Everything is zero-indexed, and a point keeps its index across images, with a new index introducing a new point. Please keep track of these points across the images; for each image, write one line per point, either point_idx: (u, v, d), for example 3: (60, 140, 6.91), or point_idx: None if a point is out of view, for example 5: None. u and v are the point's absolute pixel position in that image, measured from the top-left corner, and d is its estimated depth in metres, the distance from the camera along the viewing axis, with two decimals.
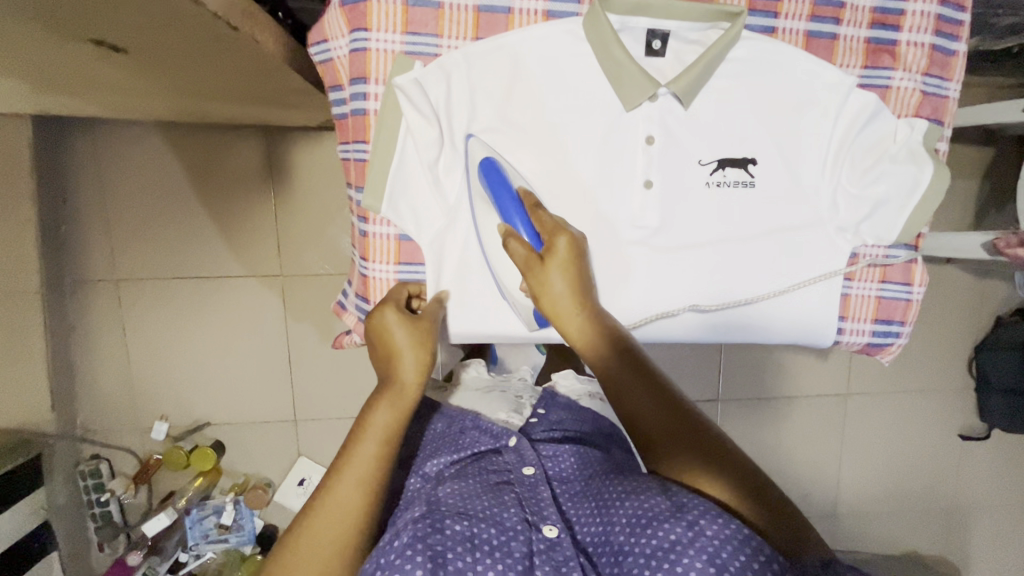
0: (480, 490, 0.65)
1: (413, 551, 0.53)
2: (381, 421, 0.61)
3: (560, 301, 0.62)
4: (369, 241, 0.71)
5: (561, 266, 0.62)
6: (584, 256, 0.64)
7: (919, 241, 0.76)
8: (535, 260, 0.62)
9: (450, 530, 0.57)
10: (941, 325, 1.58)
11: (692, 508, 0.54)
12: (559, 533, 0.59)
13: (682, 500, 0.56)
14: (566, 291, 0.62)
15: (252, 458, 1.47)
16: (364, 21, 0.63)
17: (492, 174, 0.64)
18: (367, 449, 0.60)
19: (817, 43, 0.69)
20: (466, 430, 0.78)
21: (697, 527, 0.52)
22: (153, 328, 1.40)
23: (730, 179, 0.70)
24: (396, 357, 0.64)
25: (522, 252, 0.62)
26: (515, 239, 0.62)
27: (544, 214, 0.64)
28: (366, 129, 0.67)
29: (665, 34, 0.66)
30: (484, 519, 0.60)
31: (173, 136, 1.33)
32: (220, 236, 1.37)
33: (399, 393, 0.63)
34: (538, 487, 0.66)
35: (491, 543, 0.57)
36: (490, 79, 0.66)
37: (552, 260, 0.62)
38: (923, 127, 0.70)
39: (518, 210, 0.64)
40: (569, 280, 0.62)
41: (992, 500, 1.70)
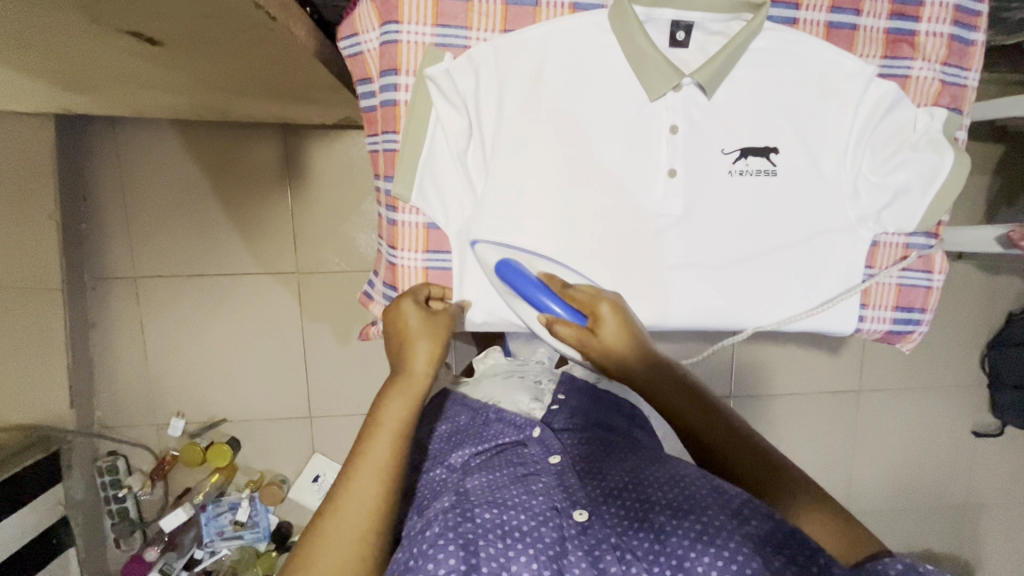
0: (508, 480, 0.64)
1: (445, 540, 0.52)
2: (395, 407, 0.61)
3: (623, 357, 0.64)
4: (399, 229, 0.72)
5: (614, 327, 0.63)
6: (627, 308, 0.65)
7: (939, 229, 0.77)
8: (586, 334, 0.63)
9: (481, 518, 0.56)
10: (953, 321, 1.58)
11: (733, 497, 0.56)
12: (590, 517, 0.58)
13: (725, 490, 0.57)
14: (625, 347, 0.64)
15: (267, 455, 1.48)
16: (395, 13, 0.65)
17: (512, 273, 0.65)
18: (383, 435, 0.59)
19: (837, 34, 0.70)
20: (489, 422, 0.77)
21: (742, 516, 0.53)
22: (171, 325, 1.41)
23: (752, 168, 0.71)
24: (409, 345, 0.65)
25: (572, 332, 0.63)
26: (561, 324, 0.63)
27: (574, 289, 0.65)
28: (396, 120, 0.69)
29: (689, 26, 0.67)
30: (514, 506, 0.58)
31: (192, 135, 1.35)
32: (238, 233, 1.39)
33: (411, 380, 0.63)
34: (565, 474, 0.66)
35: (522, 531, 0.56)
36: (518, 71, 0.67)
37: (603, 326, 0.63)
38: (943, 116, 0.71)
39: (545, 293, 0.64)
40: (623, 332, 0.63)
41: (1005, 497, 1.69)
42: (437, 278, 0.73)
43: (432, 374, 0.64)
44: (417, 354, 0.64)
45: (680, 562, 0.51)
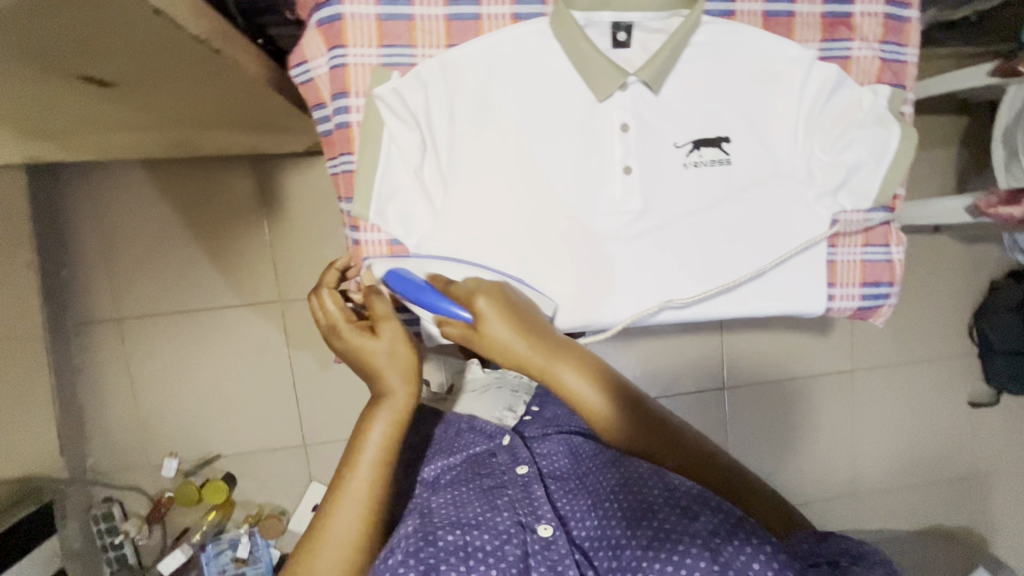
0: (476, 495, 0.65)
1: (406, 567, 0.55)
2: (375, 434, 0.64)
3: (517, 347, 0.61)
4: (363, 249, 0.72)
5: (496, 320, 0.60)
6: (508, 292, 0.62)
7: (896, 203, 0.77)
8: (471, 330, 0.61)
9: (445, 541, 0.58)
10: (932, 293, 1.61)
11: (684, 500, 0.60)
12: (554, 531, 0.59)
13: (676, 487, 0.61)
14: (515, 338, 0.61)
15: (264, 487, 1.46)
16: (340, 38, 0.66)
17: (398, 282, 0.63)
18: (361, 468, 0.63)
19: (775, 22, 0.72)
20: (461, 433, 0.76)
21: (690, 515, 0.58)
22: (158, 364, 1.41)
23: (706, 158, 0.73)
24: (378, 372, 0.65)
25: (459, 330, 0.61)
26: (449, 323, 0.61)
27: (458, 284, 0.62)
28: (351, 141, 0.69)
29: (629, 26, 0.69)
30: (478, 526, 0.60)
31: (166, 174, 1.37)
32: (220, 267, 1.40)
33: (393, 404, 0.65)
34: (533, 485, 0.65)
35: (484, 549, 0.57)
36: (466, 85, 0.68)
37: (485, 320, 0.60)
38: (887, 93, 0.72)
39: (433, 295, 0.60)
40: (510, 322, 0.61)
41: (1009, 464, 1.69)
42: None
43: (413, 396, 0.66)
44: (390, 379, 0.65)
45: (634, 572, 0.55)
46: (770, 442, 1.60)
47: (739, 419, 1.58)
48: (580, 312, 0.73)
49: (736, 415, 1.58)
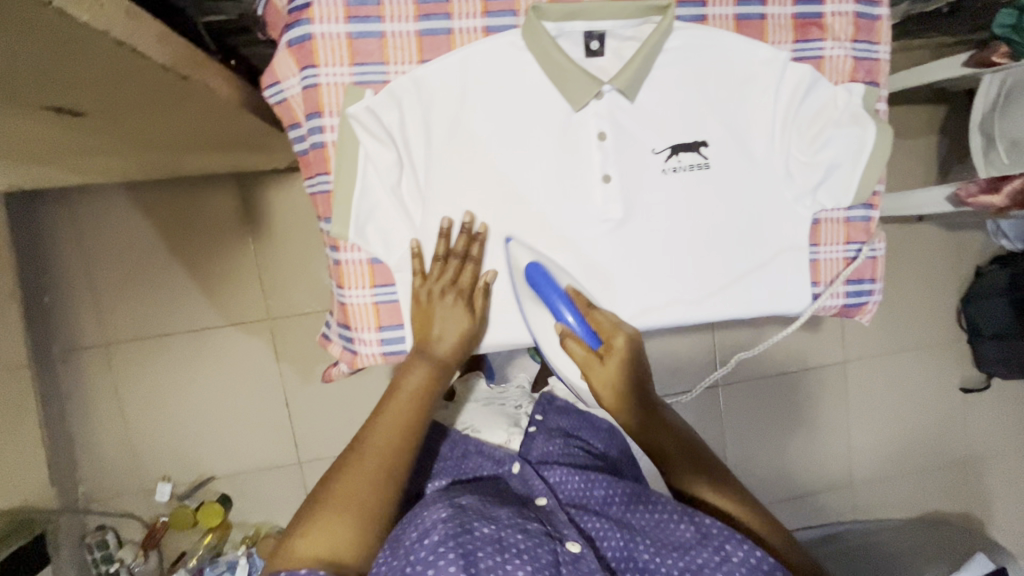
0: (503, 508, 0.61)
1: (444, 548, 0.52)
2: (414, 375, 0.68)
3: (613, 393, 0.72)
4: (343, 268, 0.70)
5: (620, 361, 0.70)
6: (641, 351, 0.72)
7: (876, 200, 0.78)
8: (595, 358, 0.70)
9: (479, 532, 0.55)
10: (919, 281, 1.63)
11: (716, 533, 0.57)
12: (583, 548, 0.56)
13: (705, 525, 0.58)
14: (620, 381, 0.71)
15: (261, 506, 1.45)
16: (311, 58, 0.65)
17: (538, 275, 0.69)
18: (397, 402, 0.66)
19: (747, 25, 0.71)
20: (468, 454, 0.78)
21: (723, 552, 0.55)
22: (147, 388, 1.39)
23: (685, 163, 0.73)
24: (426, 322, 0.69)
25: (580, 351, 0.70)
26: (572, 341, 0.69)
27: (598, 314, 0.70)
28: (326, 161, 0.68)
29: (601, 34, 0.69)
30: (509, 525, 0.57)
31: (148, 195, 1.35)
32: (205, 287, 1.38)
33: (434, 351, 0.69)
34: (555, 512, 0.63)
35: (517, 545, 0.54)
36: (442, 101, 0.68)
37: (610, 357, 0.70)
38: (861, 91, 0.73)
39: (564, 302, 0.68)
40: (624, 368, 0.71)
41: (1003, 446, 1.71)
42: (386, 311, 0.71)
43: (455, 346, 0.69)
44: (436, 329, 0.69)
45: None
46: (766, 436, 1.60)
47: (734, 415, 1.58)
48: None
49: (731, 411, 1.58)
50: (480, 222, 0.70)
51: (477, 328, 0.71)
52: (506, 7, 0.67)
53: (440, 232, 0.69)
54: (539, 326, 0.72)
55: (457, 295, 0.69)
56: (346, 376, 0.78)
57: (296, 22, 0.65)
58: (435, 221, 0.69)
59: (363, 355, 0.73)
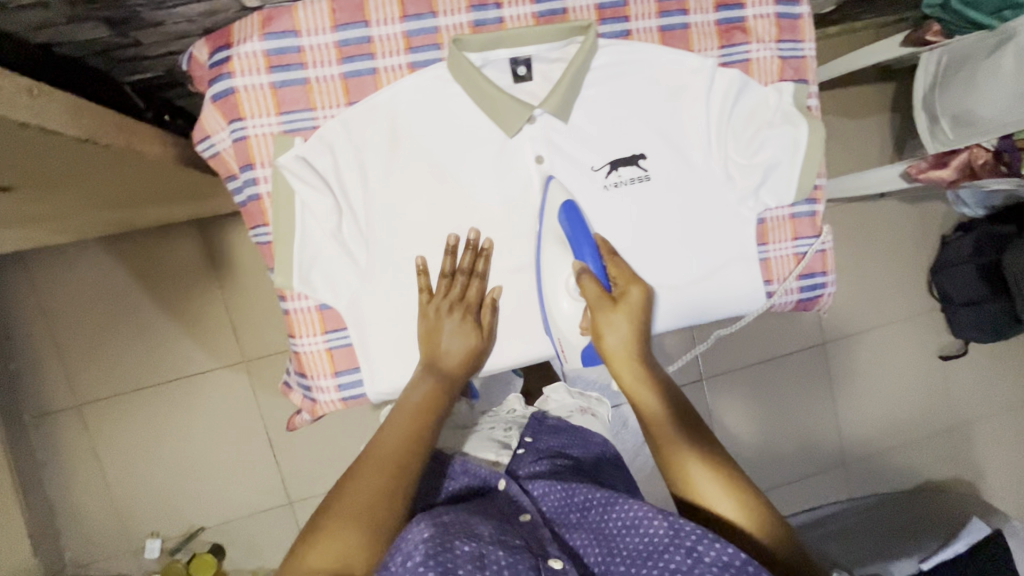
0: (486, 523, 0.54)
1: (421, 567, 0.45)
2: (420, 388, 0.63)
3: (621, 346, 0.65)
4: (292, 318, 0.69)
5: (633, 312, 0.66)
6: (648, 317, 0.68)
7: (819, 193, 0.78)
8: (606, 300, 0.65)
9: (461, 549, 0.48)
10: (887, 256, 1.65)
11: (689, 532, 0.48)
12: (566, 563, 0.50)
13: (681, 524, 0.49)
14: (630, 335, 0.65)
15: (253, 550, 1.42)
16: (237, 111, 0.65)
17: (573, 214, 0.68)
18: (402, 414, 0.60)
19: (671, 36, 0.72)
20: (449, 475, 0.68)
21: (694, 553, 0.48)
22: (125, 445, 1.37)
23: (625, 177, 0.73)
24: (435, 342, 0.67)
25: (594, 291, 0.65)
26: (588, 276, 0.65)
27: (614, 263, 0.68)
28: (263, 213, 0.68)
29: (527, 60, 0.69)
30: (492, 541, 0.50)
31: (107, 251, 1.34)
32: (174, 337, 1.37)
33: (444, 365, 0.66)
34: (539, 530, 0.56)
35: (499, 562, 0.48)
36: (375, 141, 0.67)
37: (624, 305, 0.66)
38: (790, 89, 0.74)
39: (591, 248, 0.67)
40: (632, 326, 0.65)
41: (987, 408, 1.73)
42: (341, 356, 0.70)
43: (463, 361, 0.67)
44: (448, 342, 0.67)
45: None
46: (755, 425, 1.60)
47: (721, 407, 1.59)
48: (521, 348, 0.73)
49: (718, 404, 1.58)
50: (486, 240, 0.70)
51: (483, 345, 0.70)
52: (429, 41, 0.67)
53: (447, 248, 0.69)
54: (551, 272, 0.69)
55: (465, 312, 0.69)
56: (310, 424, 0.77)
57: (217, 76, 0.65)
58: (442, 239, 0.70)
59: (323, 403, 0.72)
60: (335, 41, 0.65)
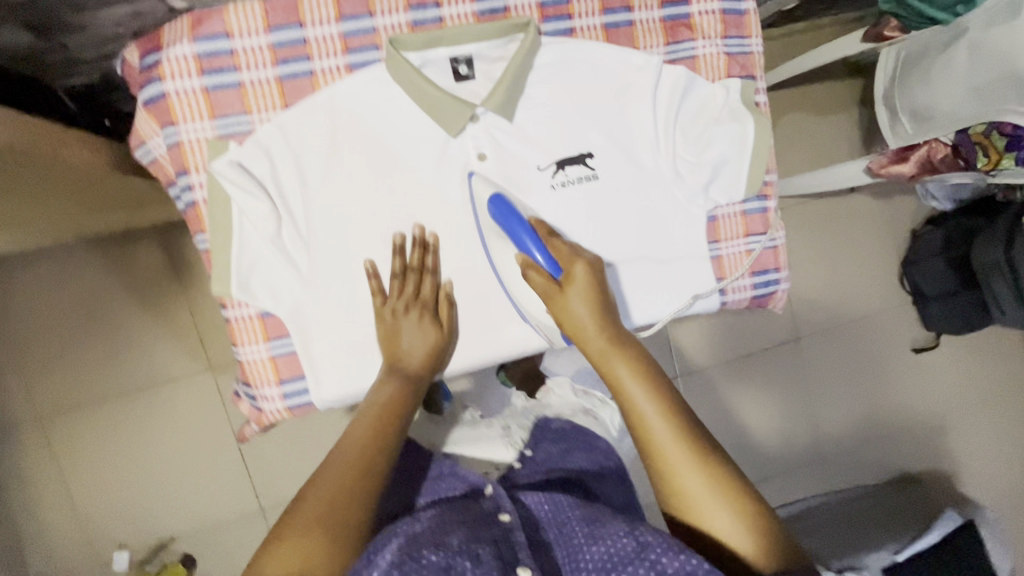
0: (462, 532, 0.54)
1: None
2: (378, 390, 0.64)
3: (578, 326, 0.62)
4: (233, 326, 0.68)
5: (580, 292, 0.63)
6: (603, 282, 0.65)
7: (770, 189, 0.78)
8: (554, 286, 0.63)
9: (427, 560, 0.48)
10: (858, 251, 1.66)
11: (657, 547, 0.47)
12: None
13: (648, 538, 0.49)
14: (587, 312, 0.62)
15: (225, 559, 1.39)
16: (168, 116, 0.63)
17: (502, 207, 0.65)
18: (360, 419, 0.61)
19: (616, 33, 0.71)
20: (442, 476, 0.70)
21: (658, 567, 0.46)
22: (89, 456, 1.34)
23: (573, 176, 0.72)
24: (394, 342, 0.67)
25: (541, 281, 0.63)
26: (534, 270, 0.63)
27: (558, 241, 0.65)
28: (200, 220, 0.66)
29: (468, 58, 0.68)
30: (460, 551, 0.50)
31: (67, 259, 1.31)
32: (138, 346, 1.34)
33: (402, 364, 0.67)
34: (516, 531, 0.55)
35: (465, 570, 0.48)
36: (314, 142, 0.66)
37: (572, 287, 0.63)
38: (737, 86, 0.73)
39: (529, 236, 0.64)
40: (590, 300, 0.62)
41: (966, 400, 1.72)
42: (286, 364, 0.69)
43: (422, 355, 0.68)
44: (405, 341, 0.67)
45: None
46: (730, 422, 1.60)
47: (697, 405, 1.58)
48: (472, 352, 0.72)
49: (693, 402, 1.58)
50: (431, 234, 0.69)
51: (445, 342, 0.69)
52: (367, 41, 0.66)
53: (395, 248, 0.68)
54: (503, 264, 0.68)
55: (422, 310, 0.68)
56: (259, 435, 0.76)
57: (148, 81, 0.63)
58: (388, 240, 0.69)
59: (268, 412, 0.71)
60: (269, 43, 0.64)
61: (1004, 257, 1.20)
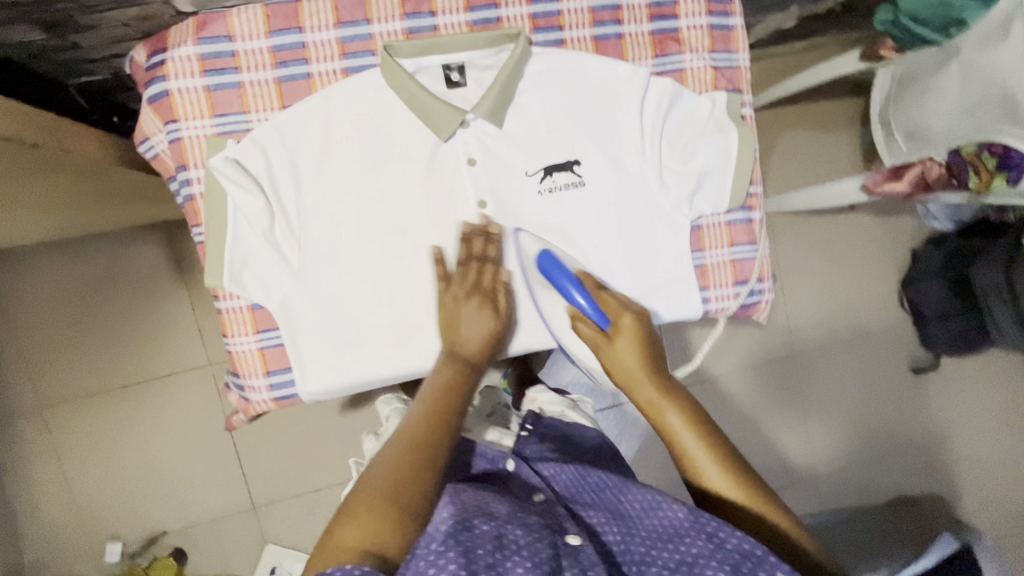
0: (504, 502, 0.55)
1: (446, 546, 0.45)
2: (436, 375, 0.67)
3: (625, 370, 0.68)
4: (224, 317, 0.70)
5: (628, 340, 0.69)
6: (651, 334, 0.70)
7: (756, 201, 0.79)
8: (603, 338, 0.70)
9: (479, 528, 0.48)
10: (858, 268, 1.66)
11: (709, 519, 0.50)
12: (583, 540, 0.51)
13: (700, 510, 0.51)
14: (636, 362, 0.68)
15: (216, 554, 1.40)
16: (171, 113, 0.66)
17: (550, 264, 0.71)
18: (419, 401, 0.64)
19: (605, 45, 0.73)
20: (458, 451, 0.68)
21: (717, 537, 0.49)
22: (88, 447, 1.36)
23: (560, 183, 0.74)
24: (453, 328, 0.70)
25: (590, 333, 0.70)
26: (582, 322, 0.70)
27: (605, 293, 0.71)
28: (197, 213, 0.69)
29: (461, 66, 0.71)
30: (510, 520, 0.51)
31: (74, 253, 1.34)
32: (139, 340, 1.37)
33: (460, 349, 0.69)
34: (555, 507, 0.57)
35: (517, 540, 0.48)
36: (307, 144, 0.68)
37: (619, 336, 0.69)
38: (723, 99, 0.75)
39: (574, 286, 0.70)
40: (639, 353, 0.68)
41: (965, 422, 1.70)
42: (273, 356, 0.71)
43: (478, 340, 0.70)
44: (463, 327, 0.70)
45: None
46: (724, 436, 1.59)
47: None
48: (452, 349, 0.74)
49: None
50: (495, 223, 0.72)
51: (502, 325, 0.72)
52: (364, 47, 0.68)
53: (462, 237, 0.71)
54: (550, 312, 0.74)
55: (482, 298, 0.71)
56: (247, 425, 0.78)
57: (153, 79, 0.66)
58: (455, 229, 0.72)
59: (256, 403, 0.72)
60: (269, 47, 0.67)
61: (1005, 281, 1.18)
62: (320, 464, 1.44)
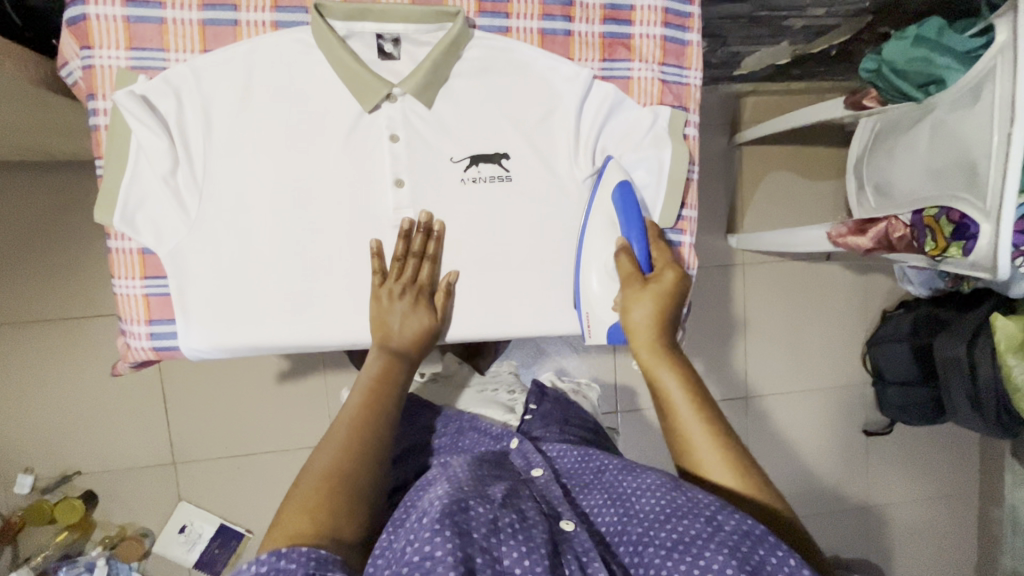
0: (500, 484, 0.53)
1: (440, 525, 0.43)
2: (369, 364, 0.66)
3: (643, 322, 0.63)
4: (114, 257, 0.67)
5: (664, 294, 0.64)
6: (683, 300, 0.66)
7: (688, 225, 0.76)
8: (637, 278, 0.66)
9: (476, 511, 0.46)
10: (830, 319, 1.61)
11: (709, 504, 0.47)
12: (577, 526, 0.50)
13: (699, 496, 0.48)
14: (652, 315, 0.63)
15: (128, 506, 1.30)
16: (86, 39, 0.63)
17: (627, 197, 0.69)
18: (352, 390, 0.63)
19: (552, 40, 0.70)
20: (464, 431, 0.69)
21: (716, 522, 0.46)
22: (13, 370, 1.24)
23: (484, 174, 0.71)
24: (386, 322, 0.69)
25: (628, 267, 0.66)
26: (625, 254, 0.66)
27: (659, 247, 0.68)
28: (99, 144, 0.66)
29: (395, 38, 0.69)
30: (504, 504, 0.49)
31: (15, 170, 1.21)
32: (76, 271, 1.24)
33: (388, 341, 0.68)
34: (551, 487, 0.55)
35: (512, 525, 0.46)
36: (222, 90, 0.66)
37: (654, 284, 0.65)
38: (666, 114, 0.72)
39: (638, 235, 0.68)
40: (659, 308, 0.64)
41: (908, 493, 1.65)
42: (157, 304, 0.68)
43: (408, 332, 0.68)
44: (393, 320, 0.68)
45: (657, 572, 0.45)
46: None
47: None
48: (346, 328, 0.71)
49: None
50: (438, 222, 0.70)
51: (437, 326, 0.71)
52: (297, 3, 0.66)
53: (401, 232, 0.69)
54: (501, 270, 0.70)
55: (417, 294, 0.69)
56: (131, 371, 0.75)
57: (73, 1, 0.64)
58: (398, 220, 0.70)
59: (134, 349, 0.70)
60: None
61: (965, 354, 1.13)
62: (242, 433, 1.32)
